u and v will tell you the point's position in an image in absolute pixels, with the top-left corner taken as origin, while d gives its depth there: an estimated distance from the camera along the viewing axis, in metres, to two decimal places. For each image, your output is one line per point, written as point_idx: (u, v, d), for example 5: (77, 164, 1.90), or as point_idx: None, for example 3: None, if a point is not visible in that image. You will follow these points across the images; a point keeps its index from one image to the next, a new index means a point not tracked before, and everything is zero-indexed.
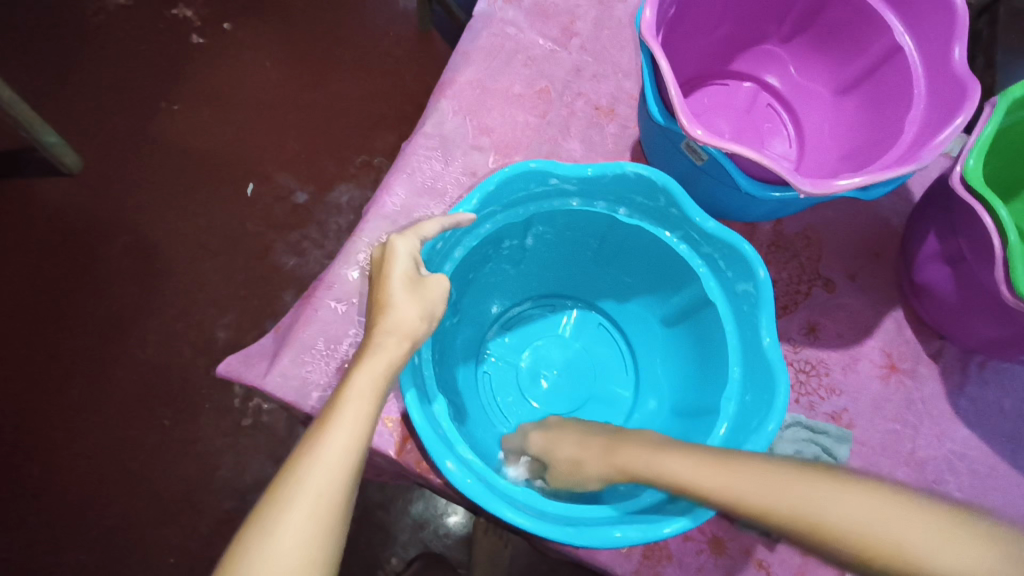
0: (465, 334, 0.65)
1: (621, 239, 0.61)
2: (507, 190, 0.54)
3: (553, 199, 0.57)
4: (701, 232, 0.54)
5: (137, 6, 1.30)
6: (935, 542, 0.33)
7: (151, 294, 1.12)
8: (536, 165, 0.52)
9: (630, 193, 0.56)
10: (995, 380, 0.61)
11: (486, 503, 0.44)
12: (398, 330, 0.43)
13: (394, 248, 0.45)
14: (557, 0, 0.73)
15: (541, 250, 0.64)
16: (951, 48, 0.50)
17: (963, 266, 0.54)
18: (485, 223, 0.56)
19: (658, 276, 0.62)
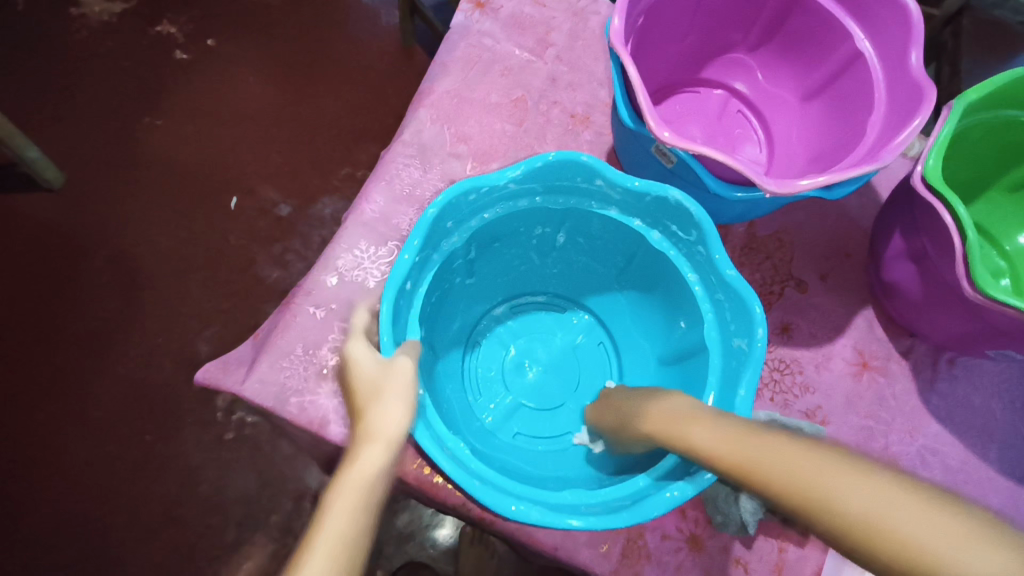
0: (464, 296, 0.66)
1: (650, 262, 0.60)
2: (554, 174, 0.55)
3: (592, 202, 0.57)
4: (721, 280, 0.53)
5: (120, 23, 1.31)
6: (895, 512, 0.31)
7: (133, 307, 1.11)
8: (587, 159, 0.53)
9: (667, 218, 0.55)
10: (965, 375, 0.63)
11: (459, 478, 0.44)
12: (372, 431, 0.43)
13: (351, 358, 0.50)
14: (533, 12, 0.74)
15: (574, 250, 0.65)
16: (908, 53, 0.52)
17: (927, 263, 0.55)
18: (523, 199, 0.57)
19: (662, 301, 0.62)
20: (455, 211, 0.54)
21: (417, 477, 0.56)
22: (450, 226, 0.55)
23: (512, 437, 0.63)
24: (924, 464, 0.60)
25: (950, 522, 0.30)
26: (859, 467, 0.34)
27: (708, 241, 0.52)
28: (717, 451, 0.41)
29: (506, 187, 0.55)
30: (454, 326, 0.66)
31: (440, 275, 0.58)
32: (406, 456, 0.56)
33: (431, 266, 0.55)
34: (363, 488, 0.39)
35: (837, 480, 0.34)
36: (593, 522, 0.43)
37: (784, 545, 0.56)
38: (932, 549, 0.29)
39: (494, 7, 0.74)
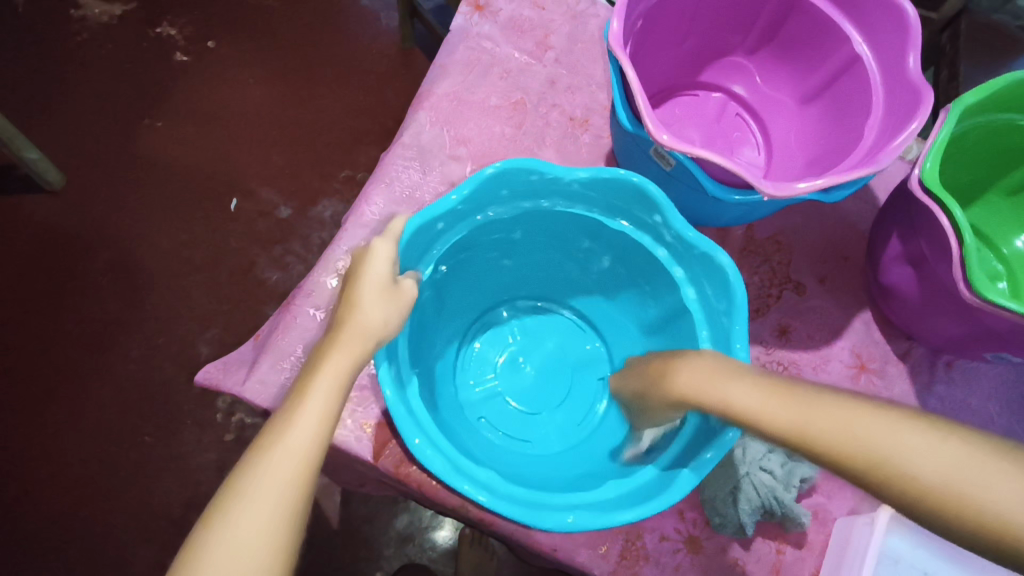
0: (497, 275, 0.66)
1: (673, 315, 0.59)
2: (617, 193, 0.55)
3: (643, 232, 0.56)
4: (728, 359, 0.51)
5: (121, 25, 1.31)
6: (929, 453, 0.33)
7: (133, 308, 1.11)
8: (654, 190, 0.52)
9: (705, 277, 0.54)
10: (962, 378, 0.63)
11: (448, 478, 0.45)
12: (364, 329, 0.44)
13: (373, 250, 0.48)
14: (532, 15, 0.75)
15: (617, 279, 0.64)
16: (906, 57, 0.53)
17: (925, 265, 0.55)
18: (581, 204, 0.57)
19: (664, 341, 0.61)
20: (513, 182, 0.54)
21: (416, 479, 0.56)
22: (503, 195, 0.55)
23: (476, 419, 0.64)
24: None
25: (974, 452, 0.33)
26: (884, 410, 0.36)
27: (734, 310, 0.50)
28: (737, 404, 0.42)
29: (569, 184, 0.55)
30: (471, 298, 0.68)
31: (472, 241, 0.59)
32: (405, 458, 0.56)
33: (470, 222, 0.56)
34: (337, 383, 0.40)
35: (862, 421, 0.36)
36: (531, 518, 0.44)
37: (782, 546, 0.56)
38: (962, 476, 0.32)
39: (494, 10, 0.74)
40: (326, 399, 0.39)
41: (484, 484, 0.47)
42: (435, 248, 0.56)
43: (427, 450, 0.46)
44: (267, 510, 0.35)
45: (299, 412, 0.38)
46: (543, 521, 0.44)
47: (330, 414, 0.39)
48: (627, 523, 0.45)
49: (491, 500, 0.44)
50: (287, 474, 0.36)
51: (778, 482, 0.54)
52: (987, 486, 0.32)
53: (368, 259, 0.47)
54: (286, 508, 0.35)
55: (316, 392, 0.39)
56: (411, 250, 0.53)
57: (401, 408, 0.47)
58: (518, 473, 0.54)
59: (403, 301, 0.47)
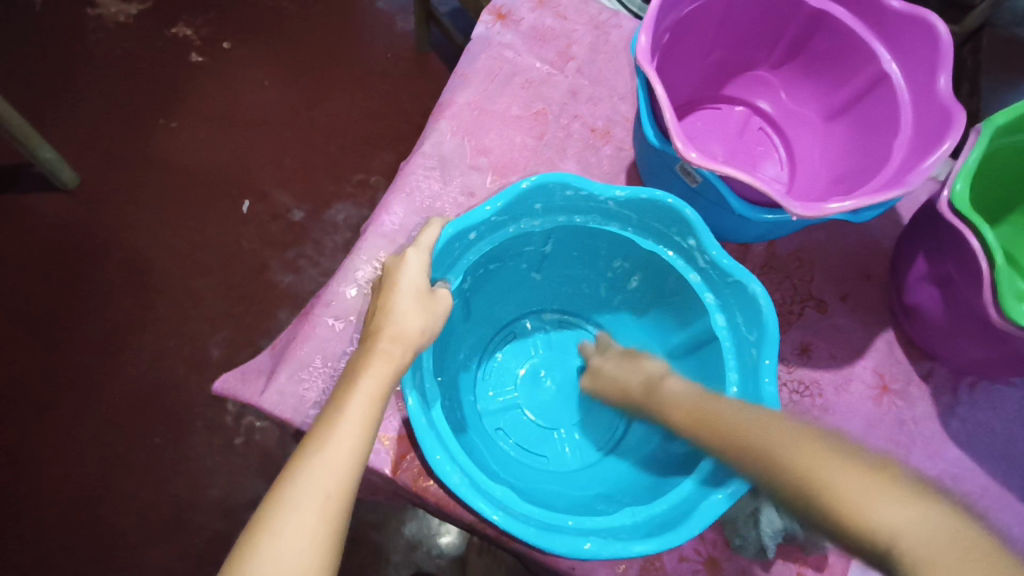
0: (523, 285, 0.67)
1: (701, 341, 0.58)
2: (653, 214, 0.55)
3: (677, 256, 0.56)
4: (755, 392, 0.50)
5: (138, 25, 1.31)
6: (839, 475, 0.36)
7: (145, 309, 1.11)
8: (691, 214, 0.52)
9: (738, 306, 0.54)
10: (986, 400, 0.62)
11: (466, 496, 0.44)
12: (399, 340, 0.44)
13: (404, 261, 0.47)
14: (554, 25, 0.74)
15: (645, 300, 0.64)
16: (936, 77, 0.52)
17: (951, 287, 0.55)
18: (615, 223, 0.57)
19: (690, 365, 0.60)
20: (549, 197, 0.55)
21: (434, 493, 0.55)
22: (537, 209, 0.56)
23: (493, 429, 0.64)
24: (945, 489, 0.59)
25: (873, 483, 0.35)
26: (798, 432, 0.39)
27: (765, 343, 0.50)
28: (692, 427, 0.46)
29: (605, 203, 0.55)
30: (497, 307, 0.68)
31: (504, 252, 0.58)
32: (423, 472, 0.55)
33: (502, 233, 0.56)
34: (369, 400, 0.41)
35: (779, 442, 0.39)
36: (545, 541, 0.43)
37: (802, 569, 0.55)
38: (852, 498, 0.35)
39: (516, 19, 0.74)
40: (362, 414, 0.40)
41: (500, 501, 0.46)
42: (468, 257, 0.55)
43: (447, 464, 0.46)
44: (308, 525, 0.35)
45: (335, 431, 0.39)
46: (556, 545, 0.44)
47: (366, 426, 0.40)
48: (647, 554, 0.44)
49: (506, 520, 0.44)
50: (327, 489, 0.37)
51: None
52: (872, 506, 0.34)
53: (400, 268, 0.47)
54: (325, 522, 0.36)
55: (352, 407, 0.40)
56: (442, 258, 0.52)
57: (421, 418, 0.46)
58: (535, 491, 0.53)
59: (439, 309, 0.47)
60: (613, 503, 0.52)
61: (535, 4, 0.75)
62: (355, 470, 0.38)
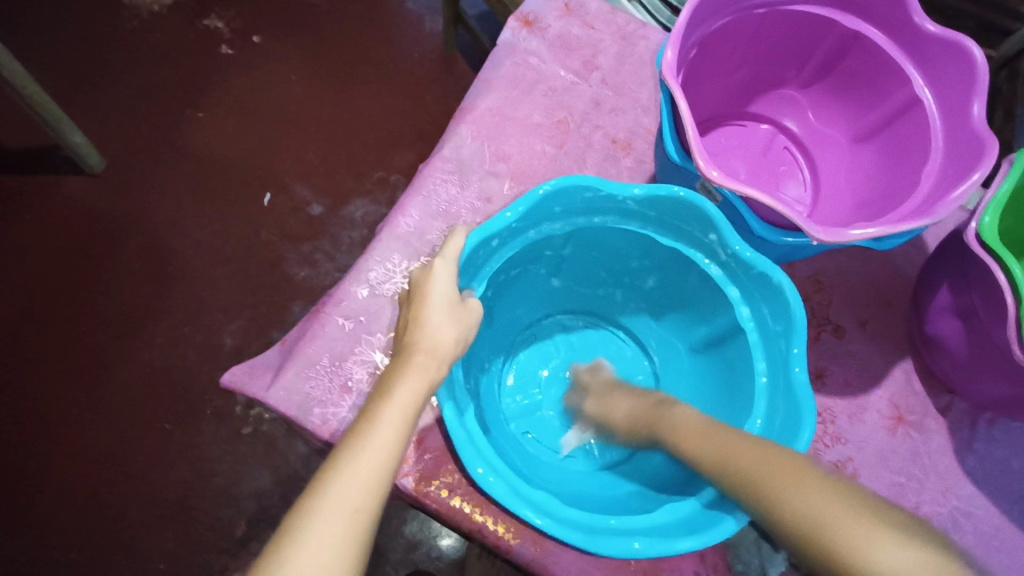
0: (543, 286, 0.66)
1: (724, 334, 0.58)
2: (672, 210, 0.53)
3: (698, 251, 0.55)
4: (786, 380, 0.50)
5: (171, 15, 1.33)
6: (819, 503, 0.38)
7: (163, 295, 1.13)
8: (712, 208, 0.50)
9: (763, 298, 0.53)
10: (1005, 438, 0.60)
11: (513, 505, 0.44)
12: (432, 350, 0.44)
13: (434, 272, 0.47)
14: (580, 34, 0.74)
15: (665, 299, 0.64)
16: (970, 104, 0.51)
17: (974, 320, 0.53)
18: (634, 220, 0.55)
19: (717, 361, 0.60)
20: (567, 199, 0.53)
21: (434, 499, 0.54)
22: (557, 212, 0.54)
23: (521, 433, 0.63)
24: (957, 527, 0.57)
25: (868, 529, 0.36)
26: (810, 470, 0.40)
27: (792, 334, 0.49)
28: (704, 460, 0.45)
29: (624, 203, 0.54)
30: (518, 312, 0.67)
31: (526, 255, 0.58)
32: (424, 477, 0.54)
33: (523, 238, 0.55)
34: (401, 411, 0.41)
35: (790, 484, 0.40)
36: (594, 545, 0.43)
37: None
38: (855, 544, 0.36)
39: (542, 27, 0.74)
40: (393, 429, 0.40)
41: (541, 506, 0.46)
42: (492, 263, 0.54)
43: (489, 477, 0.45)
44: (336, 537, 0.36)
45: (367, 442, 0.39)
46: (605, 548, 0.43)
47: (396, 441, 0.40)
48: (691, 552, 0.44)
49: (551, 525, 0.44)
50: (355, 502, 0.37)
51: None
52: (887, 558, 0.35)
53: (429, 281, 0.47)
54: (352, 537, 0.36)
55: (384, 421, 0.40)
56: (466, 266, 0.51)
57: (459, 429, 0.46)
58: (567, 492, 0.53)
59: (470, 317, 0.47)
60: (646, 501, 0.52)
61: (563, 13, 0.75)
62: (382, 485, 0.38)
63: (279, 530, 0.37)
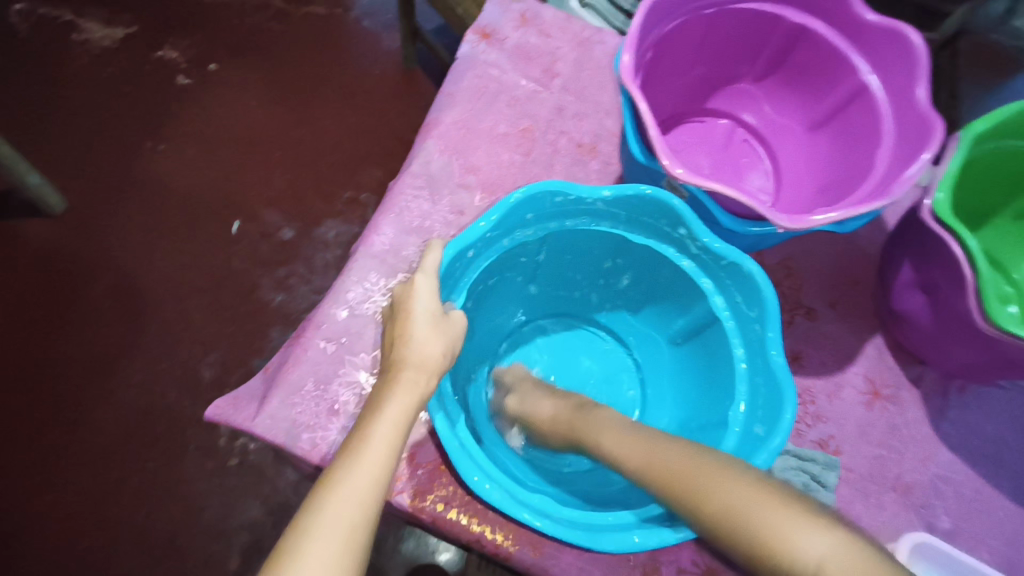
0: (522, 292, 0.66)
1: (702, 324, 0.59)
2: (640, 208, 0.54)
3: (669, 246, 0.56)
4: (765, 363, 0.51)
5: (123, 48, 1.31)
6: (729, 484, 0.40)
7: (136, 332, 1.11)
8: (679, 203, 0.51)
9: (735, 286, 0.54)
10: (975, 403, 0.63)
11: (510, 511, 0.45)
12: (422, 364, 0.45)
13: (416, 287, 0.48)
14: (538, 43, 0.75)
15: (640, 295, 0.65)
16: (914, 87, 0.53)
17: (937, 293, 0.55)
18: (605, 221, 0.56)
19: (698, 351, 0.61)
20: (538, 206, 0.54)
21: (431, 513, 0.54)
22: (529, 218, 0.55)
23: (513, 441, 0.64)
24: (939, 493, 0.59)
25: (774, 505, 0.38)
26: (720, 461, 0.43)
27: (766, 319, 0.50)
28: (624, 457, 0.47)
29: (594, 205, 0.55)
30: (499, 320, 0.67)
31: (503, 263, 0.58)
32: (419, 492, 0.54)
33: (498, 247, 0.55)
34: (394, 424, 0.41)
35: (716, 480, 0.41)
36: (594, 542, 0.44)
37: None
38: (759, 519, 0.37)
39: (500, 38, 0.75)
40: (386, 441, 0.40)
41: (539, 508, 0.46)
42: (471, 274, 0.54)
43: (485, 483, 0.46)
44: (332, 554, 0.35)
45: (361, 457, 0.39)
46: (606, 544, 0.44)
47: (391, 455, 0.40)
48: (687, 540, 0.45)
49: (550, 526, 0.44)
50: (353, 517, 0.37)
51: None
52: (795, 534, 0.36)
53: (412, 295, 0.47)
54: (353, 552, 0.36)
55: (377, 436, 0.41)
56: (446, 279, 0.52)
57: (452, 439, 0.46)
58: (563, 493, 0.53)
59: (455, 329, 0.47)
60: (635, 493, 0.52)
61: (519, 23, 0.76)
62: (378, 499, 0.38)
63: (275, 551, 0.36)
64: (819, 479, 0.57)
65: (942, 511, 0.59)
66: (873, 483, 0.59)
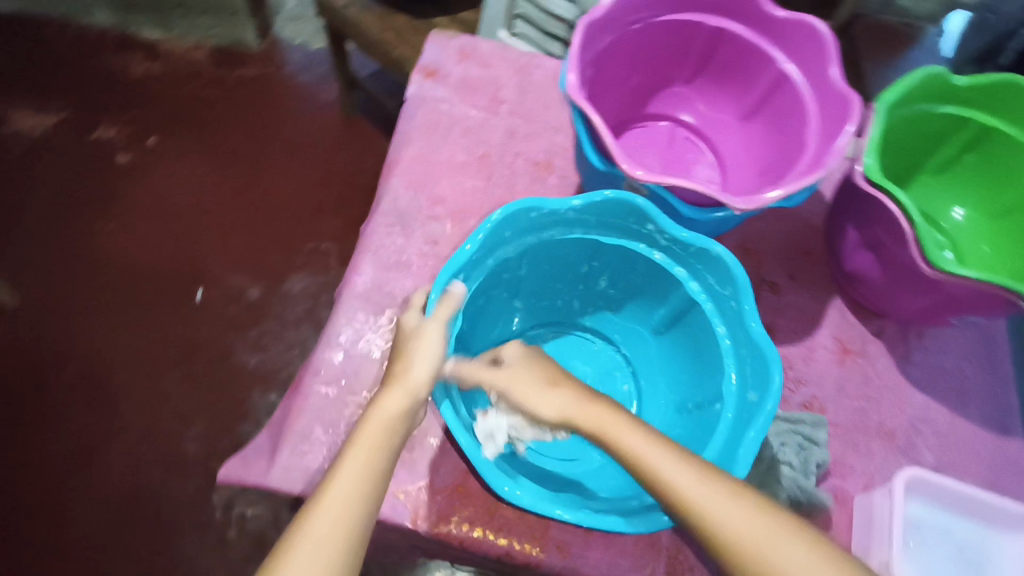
0: (507, 309, 0.68)
1: (682, 310, 0.63)
2: (608, 211, 0.58)
3: (640, 243, 0.60)
4: (746, 335, 0.55)
5: (58, 135, 1.30)
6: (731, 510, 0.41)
7: (110, 417, 1.07)
8: (643, 201, 0.54)
9: (706, 269, 0.58)
10: (934, 344, 0.68)
11: (541, 509, 0.47)
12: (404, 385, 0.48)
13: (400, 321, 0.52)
14: (480, 74, 0.79)
15: (620, 293, 0.68)
16: (828, 69, 0.59)
17: (883, 249, 0.60)
18: (578, 228, 0.60)
19: (683, 337, 0.64)
20: (515, 223, 0.57)
21: (457, 535, 0.55)
22: (507, 236, 0.58)
23: None
24: (918, 432, 0.64)
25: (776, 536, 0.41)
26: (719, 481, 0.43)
27: (740, 293, 0.54)
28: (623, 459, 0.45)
29: (566, 215, 0.58)
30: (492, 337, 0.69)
31: (487, 282, 0.61)
32: (442, 516, 0.55)
33: (483, 267, 0.58)
34: (377, 438, 0.45)
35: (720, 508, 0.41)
36: (624, 525, 0.47)
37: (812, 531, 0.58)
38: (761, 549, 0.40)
39: (444, 74, 0.78)
40: (368, 453, 0.44)
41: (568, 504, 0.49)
42: (460, 296, 0.57)
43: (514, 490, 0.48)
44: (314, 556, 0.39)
45: (343, 469, 0.43)
46: (636, 525, 0.47)
47: (372, 466, 0.43)
48: None
49: (582, 517, 0.47)
50: (331, 521, 0.40)
51: (798, 472, 0.57)
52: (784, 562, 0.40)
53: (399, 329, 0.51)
54: (331, 554, 0.39)
55: (359, 449, 0.44)
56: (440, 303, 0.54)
57: (476, 452, 0.48)
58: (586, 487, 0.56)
59: (436, 349, 0.50)
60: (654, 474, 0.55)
61: (459, 58, 0.80)
62: (357, 506, 0.41)
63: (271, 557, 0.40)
64: (812, 438, 0.60)
65: (924, 448, 0.63)
66: (859, 433, 0.63)
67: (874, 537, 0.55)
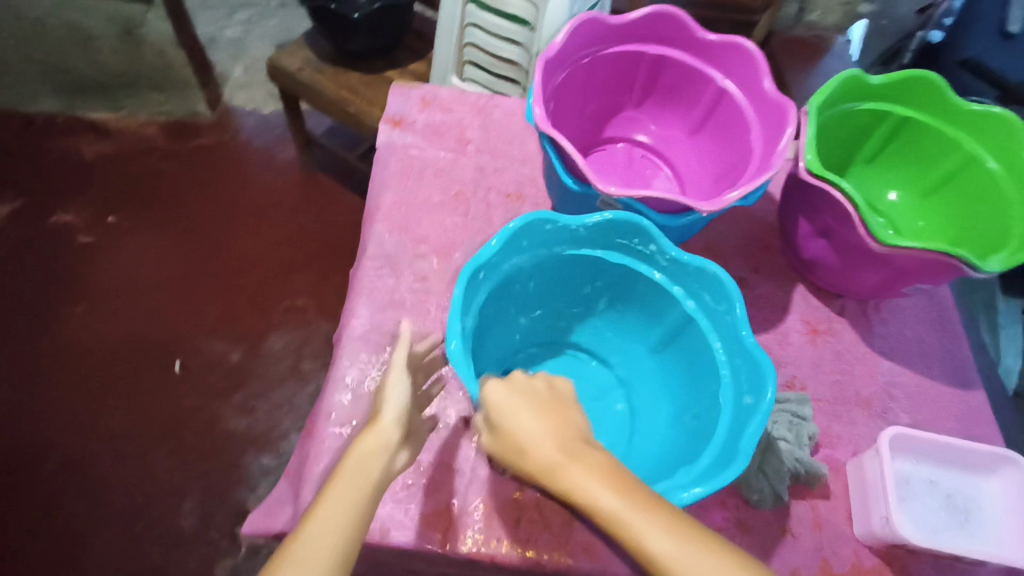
0: (510, 322, 0.72)
1: (677, 328, 0.67)
2: (614, 232, 0.62)
3: (643, 263, 0.64)
4: (741, 348, 0.58)
5: (13, 224, 1.28)
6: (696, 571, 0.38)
7: (97, 502, 1.04)
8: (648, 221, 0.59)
9: (703, 289, 0.62)
10: (891, 315, 0.75)
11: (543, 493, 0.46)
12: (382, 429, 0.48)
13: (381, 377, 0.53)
14: (444, 119, 0.84)
15: (619, 310, 0.72)
16: (761, 82, 0.66)
17: (833, 234, 0.67)
18: (587, 246, 0.64)
19: (678, 350, 0.68)
20: (533, 232, 0.60)
21: (486, 554, 0.57)
22: (525, 245, 0.62)
23: None
24: (892, 396, 0.69)
25: None
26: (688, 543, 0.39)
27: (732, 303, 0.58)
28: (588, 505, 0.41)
29: (577, 231, 0.62)
30: (496, 351, 0.71)
31: (500, 291, 0.64)
32: (469, 538, 0.57)
33: (499, 271, 0.61)
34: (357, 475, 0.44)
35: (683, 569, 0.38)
36: None
37: (814, 501, 0.62)
38: None
39: (410, 122, 0.83)
40: (346, 492, 0.43)
41: None
42: (479, 298, 0.60)
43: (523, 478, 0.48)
44: None
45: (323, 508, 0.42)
46: None
47: (353, 506, 0.42)
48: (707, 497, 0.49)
49: None
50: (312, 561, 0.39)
51: (794, 445, 0.62)
52: None
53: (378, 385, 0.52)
54: None
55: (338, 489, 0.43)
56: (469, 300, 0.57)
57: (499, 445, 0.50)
58: None
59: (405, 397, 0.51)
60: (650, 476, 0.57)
61: (422, 106, 0.85)
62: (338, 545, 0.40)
63: None
64: (799, 413, 0.64)
65: (899, 410, 0.69)
66: (839, 404, 0.68)
67: (871, 496, 0.60)
